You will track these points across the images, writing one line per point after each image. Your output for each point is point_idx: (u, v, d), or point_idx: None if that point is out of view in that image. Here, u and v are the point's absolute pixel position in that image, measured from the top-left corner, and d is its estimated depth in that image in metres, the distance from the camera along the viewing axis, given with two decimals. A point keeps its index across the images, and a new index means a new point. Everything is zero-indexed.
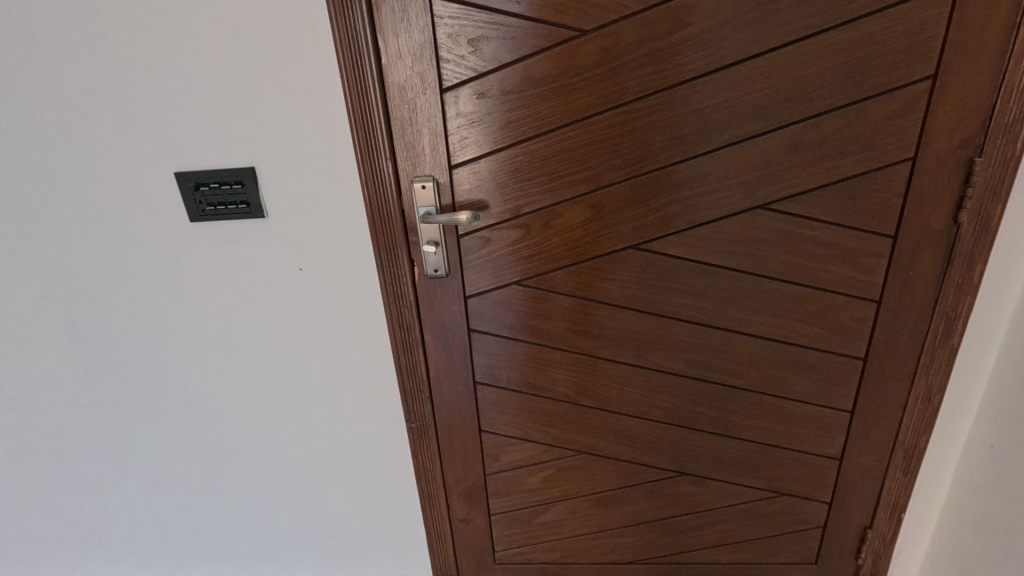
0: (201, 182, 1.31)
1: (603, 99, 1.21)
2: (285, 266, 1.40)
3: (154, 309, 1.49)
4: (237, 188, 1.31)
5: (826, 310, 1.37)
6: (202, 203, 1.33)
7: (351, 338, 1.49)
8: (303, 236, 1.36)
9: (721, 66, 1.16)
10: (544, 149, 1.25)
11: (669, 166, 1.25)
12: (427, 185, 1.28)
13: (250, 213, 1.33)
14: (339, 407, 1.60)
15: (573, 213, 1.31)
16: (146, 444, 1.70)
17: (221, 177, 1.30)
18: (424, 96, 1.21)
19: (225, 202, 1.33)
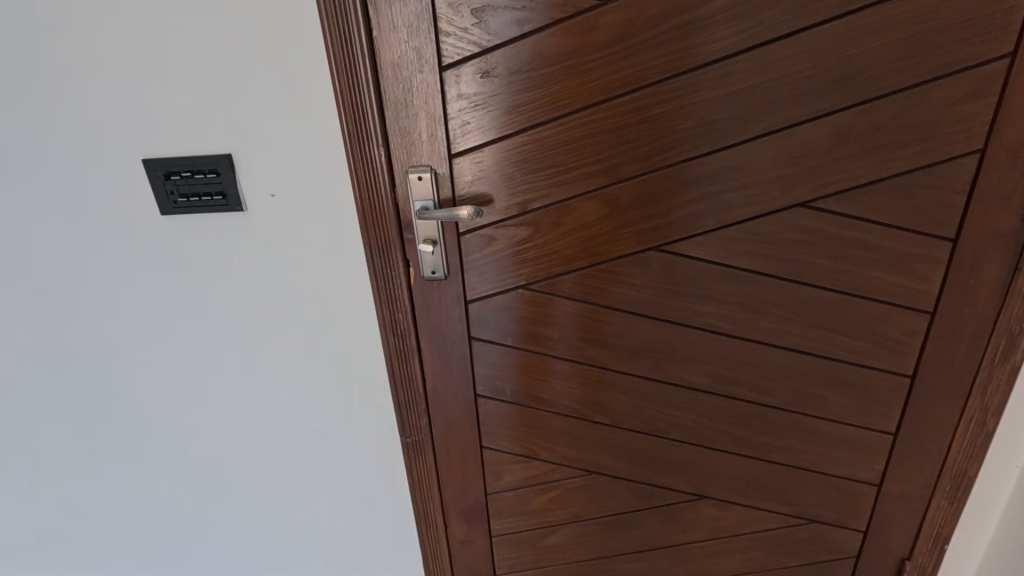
0: (171, 171, 1.17)
1: (624, 80, 1.05)
2: (269, 265, 1.27)
3: (126, 311, 1.36)
4: (212, 178, 1.17)
5: (871, 322, 1.22)
6: (173, 194, 1.19)
7: (341, 344, 1.35)
8: (287, 233, 1.22)
9: (763, 42, 1.00)
10: (556, 137, 1.11)
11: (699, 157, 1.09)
12: (424, 176, 1.14)
13: (227, 205, 1.19)
14: (329, 419, 1.46)
15: (587, 210, 1.16)
16: (123, 455, 1.58)
17: (194, 167, 1.16)
18: (420, 75, 1.07)
19: (199, 194, 1.19)
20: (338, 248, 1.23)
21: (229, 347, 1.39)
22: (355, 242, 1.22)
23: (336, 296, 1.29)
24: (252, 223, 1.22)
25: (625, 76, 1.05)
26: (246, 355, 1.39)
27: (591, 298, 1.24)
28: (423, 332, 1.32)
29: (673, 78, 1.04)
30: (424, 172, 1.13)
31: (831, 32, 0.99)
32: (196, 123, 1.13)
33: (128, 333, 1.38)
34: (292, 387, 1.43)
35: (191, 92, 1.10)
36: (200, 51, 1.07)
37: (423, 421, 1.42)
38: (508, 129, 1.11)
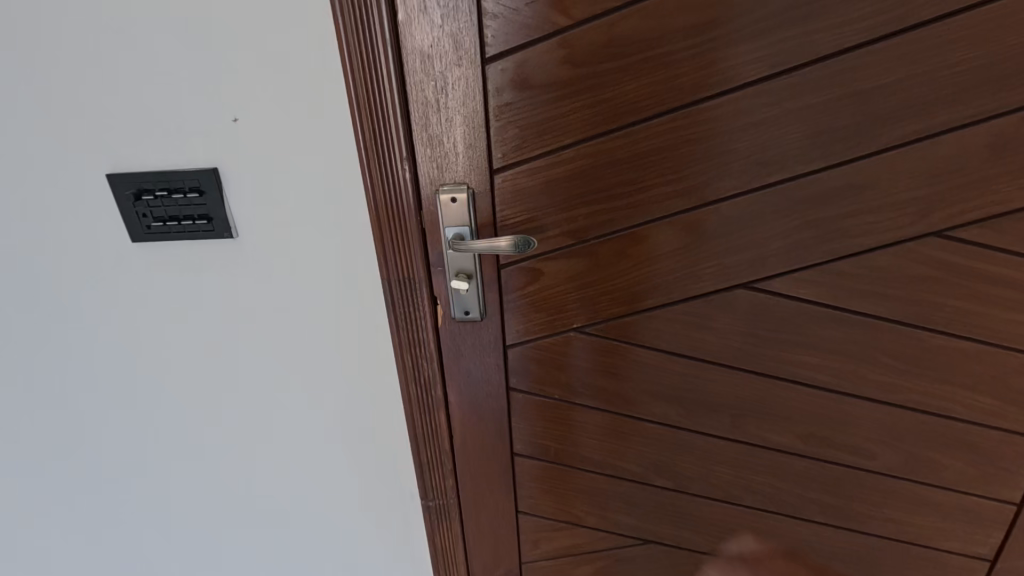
0: (143, 191, 0.91)
1: (721, 78, 0.81)
2: (264, 304, 1.02)
3: (84, 360, 1.09)
4: (194, 199, 0.91)
5: (1008, 376, 0.99)
6: (147, 220, 0.94)
7: (353, 397, 1.12)
8: (286, 267, 0.98)
9: (907, 26, 0.77)
10: (627, 151, 0.86)
11: (809, 174, 0.86)
12: (459, 198, 0.90)
13: (213, 232, 0.94)
14: (337, 481, 1.22)
15: (662, 239, 0.93)
16: (84, 524, 1.30)
17: (172, 185, 0.90)
18: (457, 69, 0.83)
19: (179, 219, 0.93)
20: (351, 285, 0.99)
21: (213, 402, 1.13)
22: (372, 278, 0.98)
23: (347, 341, 1.05)
24: (242, 255, 0.97)
25: (722, 72, 0.81)
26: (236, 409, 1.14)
27: (658, 345, 1.02)
28: (453, 382, 1.09)
29: (784, 76, 0.80)
30: (459, 192, 0.90)
31: (994, 14, 0.75)
32: (169, 132, 0.88)
33: (86, 385, 1.12)
34: (292, 445, 1.18)
35: (161, 93, 0.85)
36: (171, 38, 0.82)
37: (451, 484, 1.19)
38: (564, 139, 0.87)
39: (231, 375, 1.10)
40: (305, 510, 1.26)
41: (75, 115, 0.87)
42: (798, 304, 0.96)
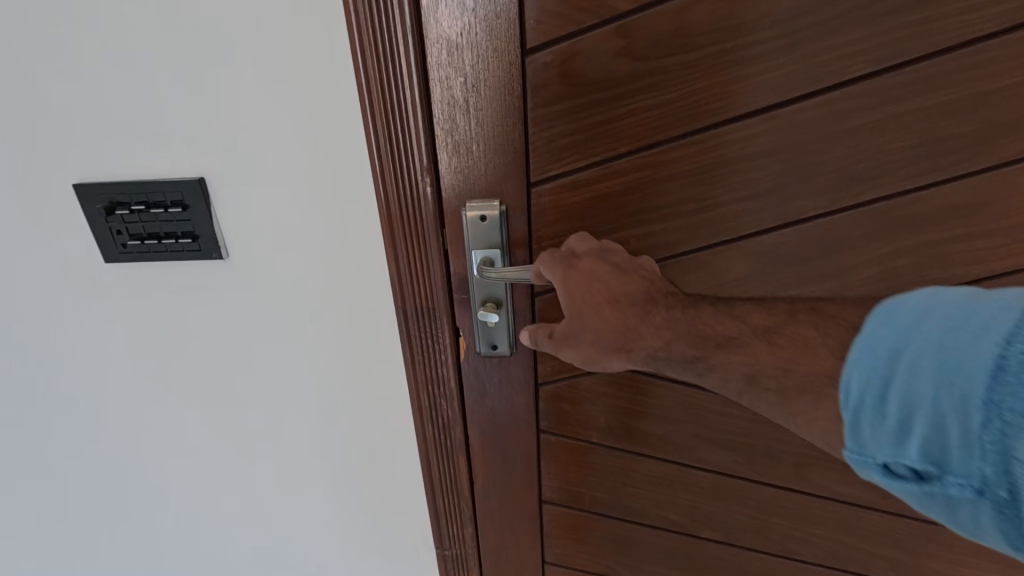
0: (117, 204, 0.78)
1: (813, 76, 0.66)
2: (259, 334, 0.89)
3: (56, 393, 0.96)
4: (177, 214, 0.78)
5: None
6: (123, 237, 0.81)
7: (360, 437, 0.98)
8: (285, 292, 0.85)
9: None
10: (691, 162, 0.72)
11: (909, 191, 0.72)
12: (489, 217, 0.76)
13: (199, 251, 0.81)
14: (343, 526, 1.09)
15: (728, 265, 0.78)
16: (62, 568, 1.18)
17: (150, 198, 0.78)
18: (490, 62, 0.68)
19: (160, 237, 0.81)
20: (361, 314, 0.86)
21: (201, 440, 1.00)
22: (385, 306, 0.85)
23: (355, 375, 0.92)
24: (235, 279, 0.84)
25: (815, 69, 0.66)
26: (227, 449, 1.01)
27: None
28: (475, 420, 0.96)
29: (890, 74, 0.66)
30: (489, 210, 0.75)
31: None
32: (151, 136, 0.75)
33: (56, 421, 0.99)
34: (290, 488, 1.05)
35: (142, 91, 0.72)
36: (150, 26, 0.69)
37: (471, 535, 1.05)
38: (618, 148, 0.72)
39: (220, 412, 0.97)
40: (304, 556, 1.14)
41: (38, 116, 0.74)
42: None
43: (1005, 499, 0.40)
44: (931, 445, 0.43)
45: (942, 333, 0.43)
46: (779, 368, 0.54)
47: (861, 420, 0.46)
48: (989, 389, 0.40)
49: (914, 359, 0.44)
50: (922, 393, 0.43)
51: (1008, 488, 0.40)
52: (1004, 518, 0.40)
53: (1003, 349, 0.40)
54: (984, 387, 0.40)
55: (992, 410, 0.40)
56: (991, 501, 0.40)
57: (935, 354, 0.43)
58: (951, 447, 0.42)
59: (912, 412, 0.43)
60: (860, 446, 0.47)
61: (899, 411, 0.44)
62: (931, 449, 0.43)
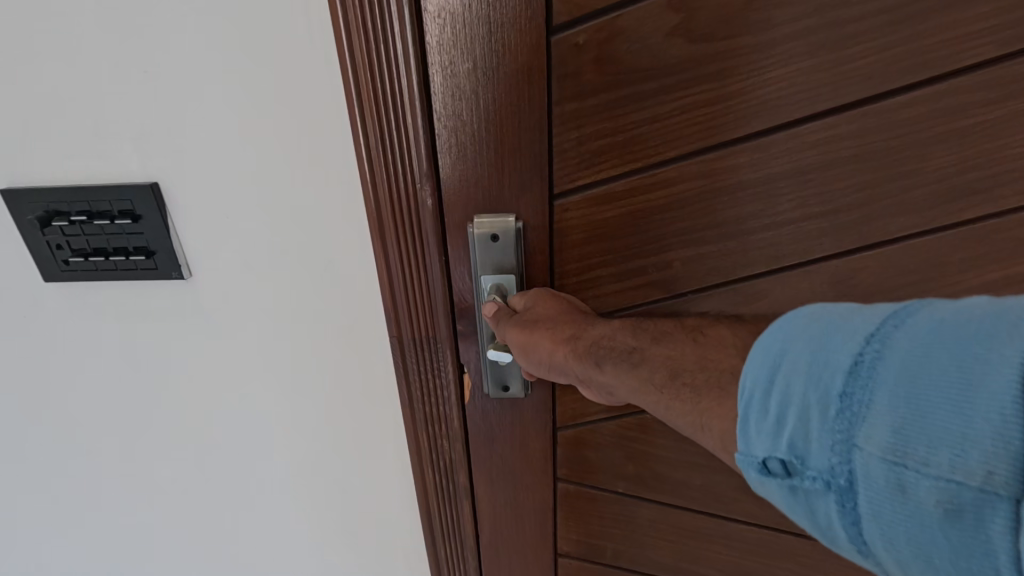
0: (53, 215, 0.65)
1: (917, 63, 0.52)
2: (231, 367, 0.75)
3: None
4: (130, 227, 0.65)
5: None
6: (62, 254, 0.68)
7: (352, 485, 0.84)
8: (257, 320, 0.71)
9: None
10: (753, 171, 0.58)
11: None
12: (501, 236, 0.62)
13: (157, 271, 0.68)
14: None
15: (792, 294, 0.64)
16: None
17: (91, 205, 0.64)
18: (507, 44, 0.54)
19: (105, 253, 0.67)
20: (347, 345, 0.72)
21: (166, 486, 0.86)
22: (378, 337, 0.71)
23: (344, 416, 0.78)
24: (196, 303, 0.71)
25: (925, 54, 0.52)
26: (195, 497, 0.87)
27: None
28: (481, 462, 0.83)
29: (1015, 62, 0.52)
30: (503, 227, 0.61)
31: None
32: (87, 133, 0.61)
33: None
34: (272, 540, 0.91)
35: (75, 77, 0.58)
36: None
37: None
38: (664, 153, 0.58)
39: (184, 454, 0.83)
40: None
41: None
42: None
43: (848, 489, 0.32)
44: (794, 433, 0.33)
45: (820, 327, 0.35)
46: (700, 362, 0.45)
47: (747, 414, 0.36)
48: (846, 381, 0.32)
49: (791, 354, 0.35)
50: (790, 387, 0.34)
51: (850, 477, 0.32)
52: (849, 516, 0.32)
53: (864, 345, 0.32)
54: (841, 380, 0.32)
55: (847, 403, 0.32)
56: (839, 501, 0.32)
57: (807, 348, 0.34)
58: (812, 442, 0.33)
59: (788, 406, 0.34)
60: (743, 443, 0.36)
61: (775, 403, 0.34)
62: (794, 440, 0.33)
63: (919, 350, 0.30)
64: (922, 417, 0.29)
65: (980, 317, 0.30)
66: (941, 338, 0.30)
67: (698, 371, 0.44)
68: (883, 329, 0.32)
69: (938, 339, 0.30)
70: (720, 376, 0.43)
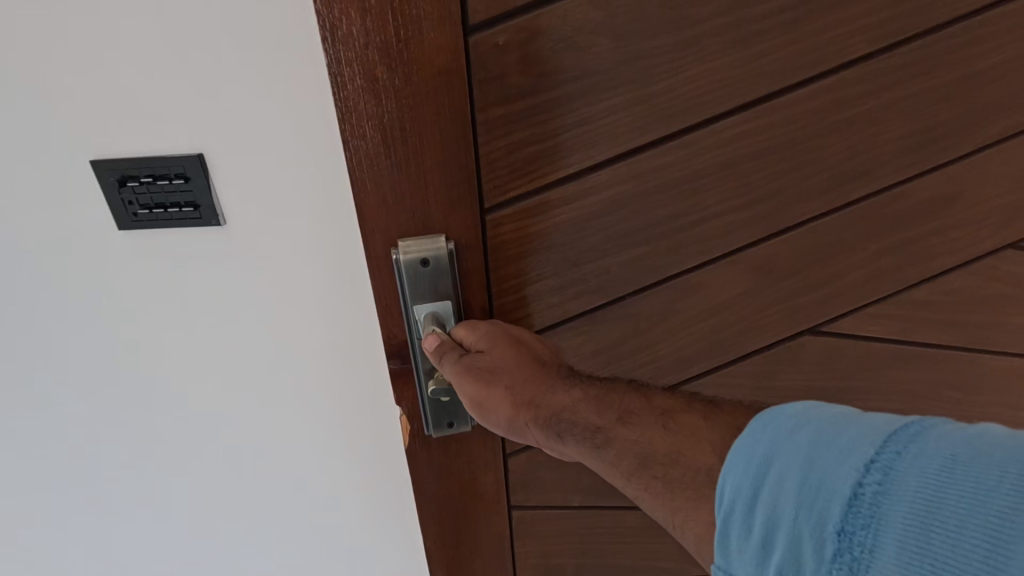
0: (124, 175, 0.57)
1: (810, 61, 0.56)
2: (246, 346, 0.69)
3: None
4: (181, 172, 0.57)
5: None
6: (131, 214, 0.59)
7: (358, 472, 0.80)
8: (278, 292, 0.66)
9: None
10: (680, 170, 0.59)
11: (897, 187, 0.66)
12: (433, 261, 0.55)
13: (204, 220, 0.60)
14: None
15: (720, 284, 0.67)
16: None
17: (158, 162, 0.56)
18: (423, 42, 0.47)
19: (168, 218, 0.59)
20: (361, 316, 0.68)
21: (158, 474, 0.79)
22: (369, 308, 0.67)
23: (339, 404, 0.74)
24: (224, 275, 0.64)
25: (815, 52, 0.56)
26: (189, 486, 0.80)
27: None
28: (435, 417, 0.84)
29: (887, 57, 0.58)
30: (434, 252, 0.54)
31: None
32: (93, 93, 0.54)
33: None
34: (256, 535, 0.86)
35: (98, 14, 0.51)
36: None
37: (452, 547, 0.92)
38: (596, 156, 0.56)
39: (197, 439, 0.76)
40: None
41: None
42: (866, 348, 0.77)
43: None
44: (784, 560, 0.35)
45: (815, 444, 0.36)
46: (670, 457, 0.44)
47: (731, 528, 0.37)
48: (844, 515, 0.32)
49: (779, 472, 0.36)
50: (783, 508, 0.35)
51: None
52: None
53: (864, 475, 0.33)
54: (838, 514, 0.33)
55: (844, 541, 0.32)
56: None
57: (800, 467, 0.35)
58: (804, 572, 0.34)
59: (776, 528, 0.35)
60: (727, 557, 0.38)
61: (763, 522, 0.36)
62: (783, 568, 0.35)
63: (923, 492, 0.30)
64: (927, 573, 0.29)
65: (992, 466, 0.30)
66: (946, 484, 0.30)
67: (670, 465, 0.44)
68: (882, 458, 0.33)
69: (944, 483, 0.30)
70: (693, 473, 0.43)
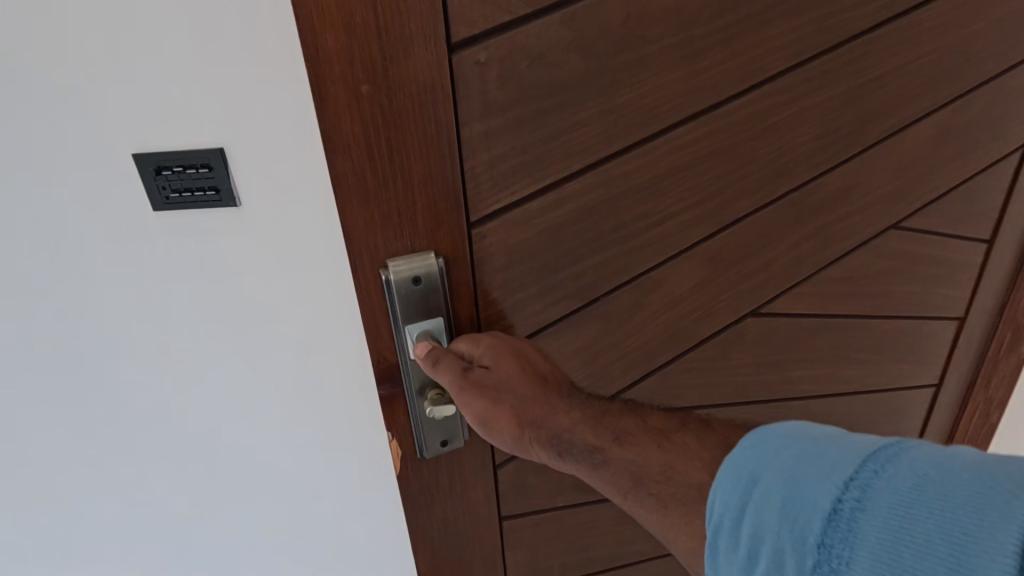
0: (160, 166, 0.70)
1: (742, 76, 0.64)
2: (242, 306, 0.81)
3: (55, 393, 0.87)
4: (205, 163, 0.70)
5: (919, 341, 1.09)
6: (163, 198, 0.72)
7: (345, 421, 0.92)
8: (268, 257, 0.77)
9: (894, 14, 0.70)
10: (643, 175, 0.63)
11: (811, 182, 0.77)
12: (424, 279, 0.54)
13: (222, 202, 0.73)
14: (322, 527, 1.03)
15: (680, 278, 0.73)
16: None
17: (187, 155, 0.69)
18: (410, 58, 0.47)
19: (195, 200, 0.72)
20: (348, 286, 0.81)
21: (176, 421, 0.91)
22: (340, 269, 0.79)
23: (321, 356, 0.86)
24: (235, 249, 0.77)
25: (746, 68, 0.63)
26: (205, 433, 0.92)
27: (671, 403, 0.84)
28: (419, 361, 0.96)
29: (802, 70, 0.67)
30: (425, 270, 0.54)
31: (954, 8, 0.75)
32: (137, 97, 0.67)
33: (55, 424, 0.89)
34: (257, 483, 0.97)
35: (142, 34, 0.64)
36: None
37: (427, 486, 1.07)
38: (572, 167, 0.59)
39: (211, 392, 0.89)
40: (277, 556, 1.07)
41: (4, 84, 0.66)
42: (795, 323, 0.89)
43: None
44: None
45: (799, 459, 0.37)
46: (664, 474, 0.46)
47: (717, 542, 0.38)
48: (824, 529, 0.34)
49: (764, 488, 0.37)
50: (766, 522, 0.36)
51: None
52: None
53: (843, 491, 0.34)
54: (819, 527, 0.34)
55: (823, 554, 0.33)
56: None
57: (782, 479, 0.37)
58: None
59: (758, 542, 0.36)
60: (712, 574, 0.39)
61: (748, 536, 0.37)
62: None
63: (900, 509, 0.32)
64: None
65: (965, 488, 0.31)
66: (921, 503, 0.32)
67: (666, 481, 0.46)
68: (861, 476, 0.34)
69: (919, 501, 0.32)
70: (685, 489, 0.45)
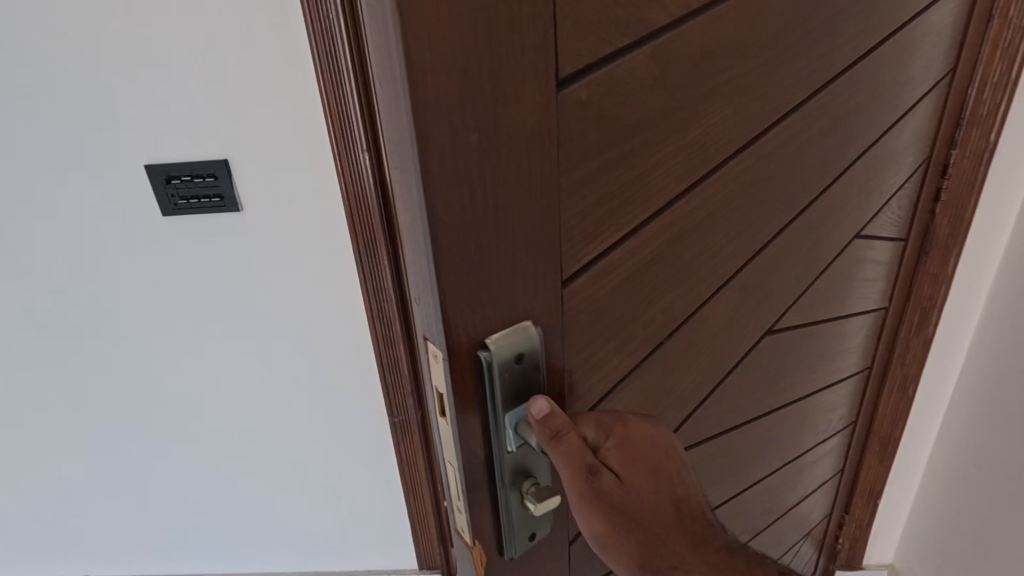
0: (173, 176, 0.93)
1: (776, 107, 0.64)
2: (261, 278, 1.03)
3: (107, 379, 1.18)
4: (210, 176, 0.93)
5: (859, 330, 1.23)
6: (173, 203, 0.96)
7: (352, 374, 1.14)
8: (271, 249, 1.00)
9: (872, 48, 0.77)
10: (701, 211, 0.61)
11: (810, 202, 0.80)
12: (527, 355, 0.46)
13: (223, 207, 0.95)
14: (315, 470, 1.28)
15: (719, 310, 0.72)
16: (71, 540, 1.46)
17: (198, 166, 0.92)
18: (522, 101, 0.38)
19: (201, 204, 0.95)
20: (342, 283, 1.03)
21: (187, 379, 1.16)
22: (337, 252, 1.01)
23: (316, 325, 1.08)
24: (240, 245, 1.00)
25: (778, 100, 0.64)
26: (210, 389, 1.16)
27: (703, 431, 0.83)
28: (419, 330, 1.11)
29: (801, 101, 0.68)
30: (527, 345, 0.46)
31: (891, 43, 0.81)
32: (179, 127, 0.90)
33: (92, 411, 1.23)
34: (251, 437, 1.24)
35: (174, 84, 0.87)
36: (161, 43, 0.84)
37: (423, 457, 1.21)
38: (647, 210, 0.54)
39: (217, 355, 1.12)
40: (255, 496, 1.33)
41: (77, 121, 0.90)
42: (781, 339, 0.92)
43: None
44: None
45: None
46: None
47: None
48: None
49: None
50: None
51: None
52: None
53: None
54: None
55: None
56: None
57: None
58: None
59: None
60: None
61: None
62: None
63: None
64: None
65: None
66: None
67: None
68: None
69: None
70: None
